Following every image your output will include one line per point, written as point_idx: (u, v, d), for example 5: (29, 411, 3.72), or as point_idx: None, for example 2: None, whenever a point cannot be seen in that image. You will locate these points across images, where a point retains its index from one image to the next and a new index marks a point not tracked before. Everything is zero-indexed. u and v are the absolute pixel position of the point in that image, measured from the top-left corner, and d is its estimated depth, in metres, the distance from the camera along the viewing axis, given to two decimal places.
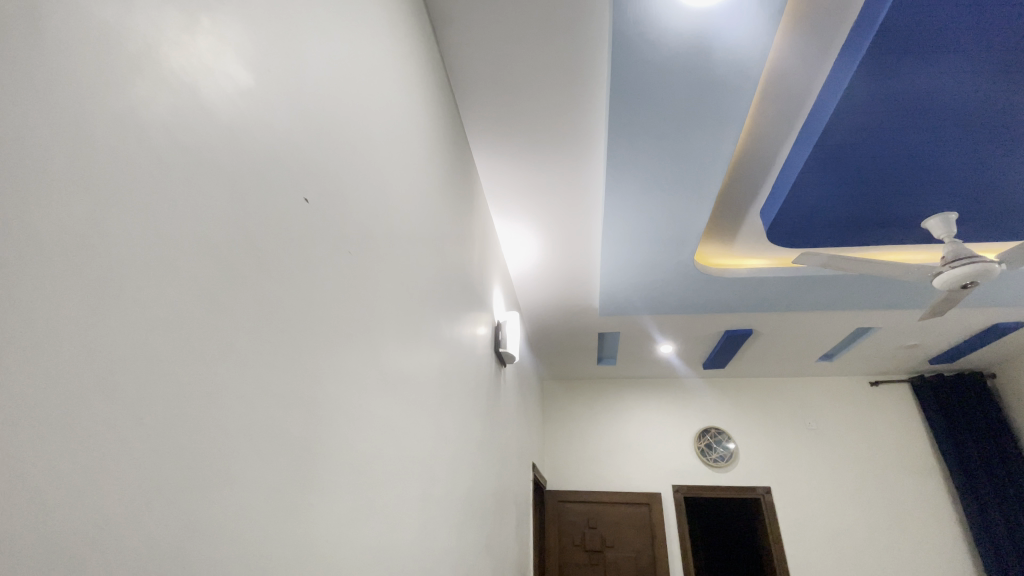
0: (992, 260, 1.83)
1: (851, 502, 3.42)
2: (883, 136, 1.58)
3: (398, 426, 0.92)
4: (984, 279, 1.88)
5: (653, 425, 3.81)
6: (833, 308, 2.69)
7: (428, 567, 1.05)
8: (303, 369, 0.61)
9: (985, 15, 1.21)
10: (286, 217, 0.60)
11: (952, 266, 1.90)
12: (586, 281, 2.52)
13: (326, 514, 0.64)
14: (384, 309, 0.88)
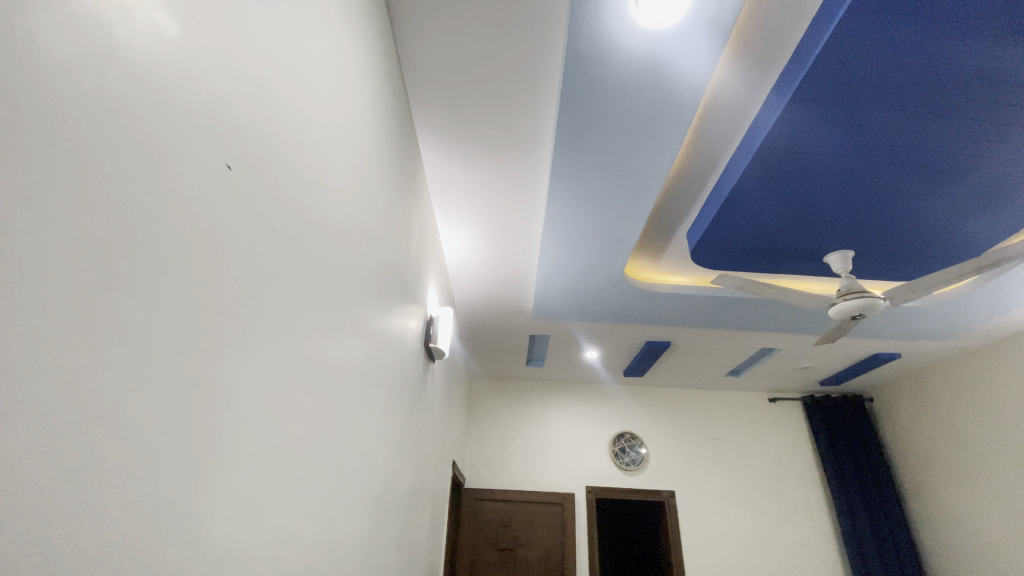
0: (876, 295, 2.05)
1: (743, 507, 3.71)
2: (797, 172, 1.74)
3: (313, 416, 0.88)
4: (868, 312, 2.11)
5: (573, 428, 3.93)
6: (743, 328, 2.91)
7: (333, 561, 1.00)
8: (212, 348, 0.57)
9: (885, 79, 1.38)
10: (205, 184, 0.56)
11: (843, 298, 2.10)
12: (521, 283, 2.55)
13: (224, 506, 0.60)
14: (307, 292, 0.84)
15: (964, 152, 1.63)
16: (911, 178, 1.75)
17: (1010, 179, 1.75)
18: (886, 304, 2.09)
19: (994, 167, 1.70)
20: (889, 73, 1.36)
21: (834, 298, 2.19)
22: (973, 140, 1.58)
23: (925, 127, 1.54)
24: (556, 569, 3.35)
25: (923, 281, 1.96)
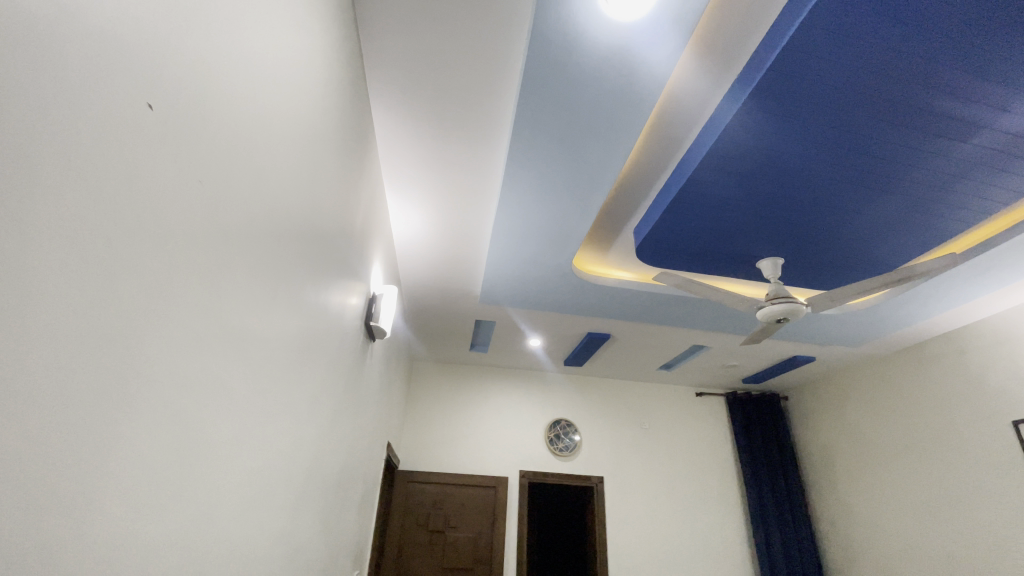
0: (799, 301, 2.19)
1: (665, 494, 3.91)
2: (742, 178, 1.81)
3: (237, 392, 0.81)
4: (791, 316, 2.24)
5: (511, 414, 3.97)
6: (679, 325, 3.04)
7: (251, 544, 0.94)
8: (120, 310, 0.50)
9: (827, 95, 1.45)
10: (123, 123, 0.49)
11: (771, 302, 2.23)
12: (468, 267, 2.52)
13: (133, 490, 0.54)
14: (237, 257, 0.77)
15: (887, 172, 1.75)
16: (841, 193, 1.87)
17: (922, 202, 1.91)
18: (807, 309, 2.24)
19: (911, 190, 1.85)
20: (831, 89, 1.43)
21: (762, 301, 2.31)
22: (896, 162, 1.71)
23: (857, 145, 1.64)
24: (484, 551, 3.39)
25: (841, 291, 2.11)
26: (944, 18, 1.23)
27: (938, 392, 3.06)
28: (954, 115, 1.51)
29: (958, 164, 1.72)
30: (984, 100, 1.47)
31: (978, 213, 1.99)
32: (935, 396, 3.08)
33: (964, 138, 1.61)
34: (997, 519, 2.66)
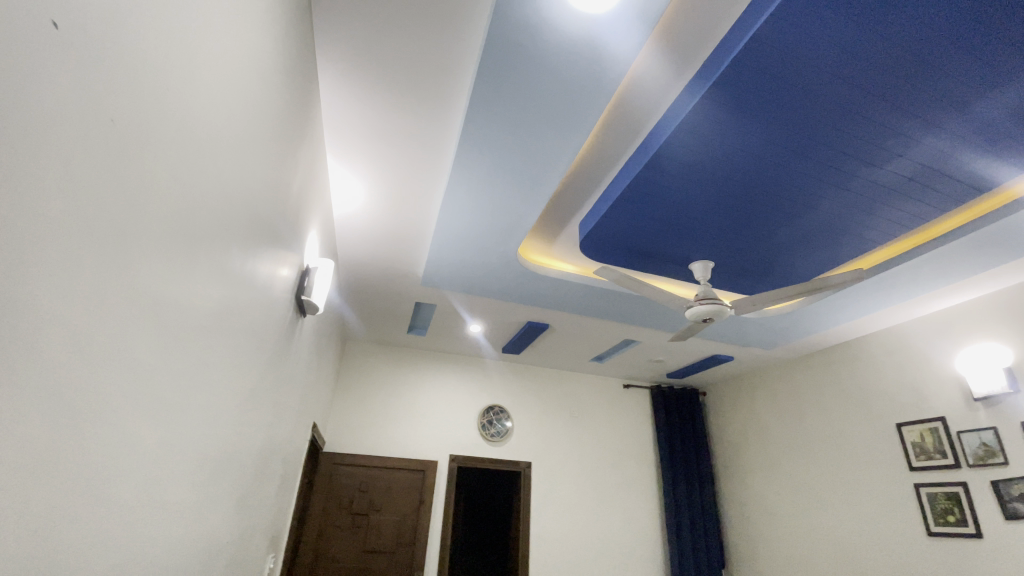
0: (725, 302, 2.29)
1: (589, 481, 4.04)
2: (687, 180, 1.85)
3: (148, 365, 0.73)
4: (717, 317, 2.34)
5: (445, 399, 3.92)
6: (614, 319, 3.12)
7: (156, 531, 0.86)
8: (12, 260, 0.43)
9: (769, 110, 1.52)
10: (16, 38, 0.41)
11: (699, 302, 2.31)
12: (411, 247, 2.43)
13: (18, 472, 0.47)
14: (157, 215, 0.68)
15: (815, 189, 1.87)
16: (773, 205, 1.97)
17: (842, 219, 2.07)
18: (731, 311, 2.35)
19: (833, 207, 1.98)
20: (774, 104, 1.49)
21: (692, 301, 2.40)
22: (823, 180, 1.82)
23: (791, 160, 1.73)
24: (408, 534, 3.35)
25: (763, 297, 2.24)
26: (877, 48, 1.31)
27: (837, 394, 3.37)
28: (877, 141, 1.63)
29: (874, 188, 1.87)
30: (907, 129, 1.58)
31: (887, 235, 2.18)
32: (834, 398, 3.39)
33: (882, 164, 1.74)
34: (875, 508, 2.98)
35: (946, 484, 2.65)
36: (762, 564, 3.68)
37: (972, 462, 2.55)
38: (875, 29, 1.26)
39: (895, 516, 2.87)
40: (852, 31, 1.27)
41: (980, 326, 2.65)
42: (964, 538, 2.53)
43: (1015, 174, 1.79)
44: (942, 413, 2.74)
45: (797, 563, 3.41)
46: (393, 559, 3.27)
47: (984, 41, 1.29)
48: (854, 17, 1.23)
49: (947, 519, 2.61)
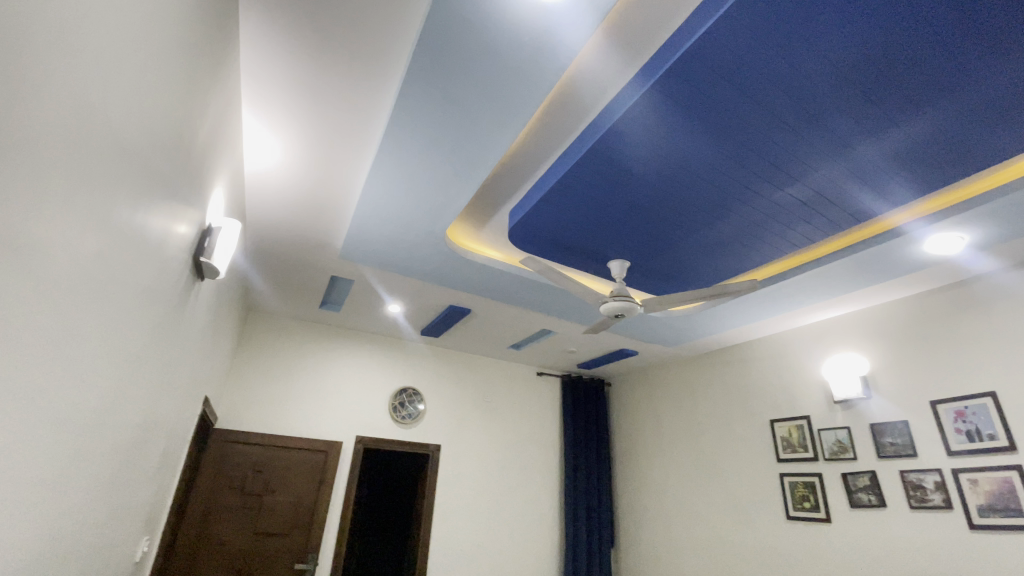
0: (636, 301, 2.41)
1: (496, 465, 4.12)
2: (617, 180, 1.91)
3: (11, 320, 0.62)
4: (627, 314, 2.45)
5: (355, 378, 3.78)
6: (534, 309, 3.17)
7: (13, 512, 0.75)
8: None
9: (693, 123, 1.61)
10: None
11: (612, 297, 2.40)
12: (331, 216, 2.29)
13: None
14: (29, 146, 0.58)
15: (727, 202, 2.02)
16: (688, 214, 2.11)
17: (748, 232, 2.25)
18: (641, 310, 2.47)
19: (739, 222, 2.16)
20: (698, 118, 1.58)
21: (607, 296, 2.48)
22: (733, 195, 1.97)
23: (708, 174, 1.85)
24: (305, 517, 3.21)
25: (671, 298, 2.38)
26: (790, 81, 1.43)
27: (725, 392, 3.70)
28: (781, 166, 1.80)
29: (775, 208, 2.06)
30: (814, 154, 1.73)
31: (781, 251, 2.42)
32: (722, 395, 3.72)
33: (783, 187, 1.92)
34: (747, 494, 3.33)
35: (805, 475, 3.02)
36: (646, 544, 3.98)
37: (827, 456, 2.93)
38: (789, 63, 1.38)
39: (762, 502, 3.23)
40: (770, 61, 1.37)
41: (844, 339, 3.04)
42: (815, 521, 2.90)
43: (885, 209, 2.06)
44: (808, 412, 3.11)
45: (676, 544, 3.72)
46: (286, 542, 3.11)
47: (880, 85, 1.45)
48: (773, 48, 1.34)
49: (804, 505, 2.98)
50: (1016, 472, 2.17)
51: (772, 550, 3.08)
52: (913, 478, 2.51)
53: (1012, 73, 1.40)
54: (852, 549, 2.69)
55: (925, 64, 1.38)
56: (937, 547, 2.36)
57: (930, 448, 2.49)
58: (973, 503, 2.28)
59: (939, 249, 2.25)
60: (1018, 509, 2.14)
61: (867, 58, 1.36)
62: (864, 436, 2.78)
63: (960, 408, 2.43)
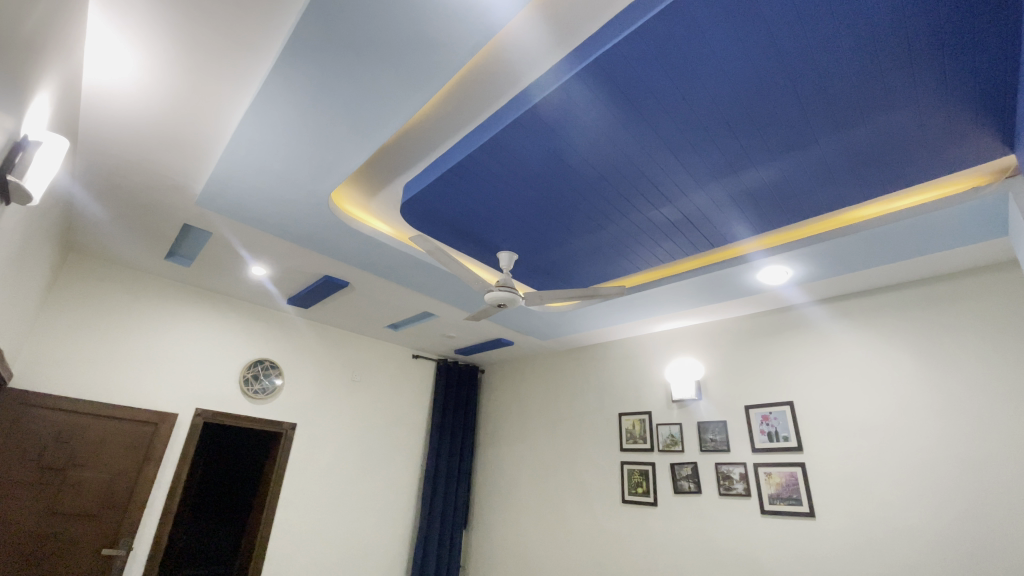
0: (518, 293, 2.47)
1: (355, 445, 3.97)
2: (515, 171, 1.93)
3: None
4: (509, 304, 2.50)
5: (202, 343, 3.35)
6: (416, 289, 3.10)
7: None
8: None
9: (591, 132, 1.69)
10: None
11: (498, 287, 2.43)
12: (194, 155, 1.99)
13: None
14: None
15: (612, 210, 2.15)
16: (576, 218, 2.22)
17: (626, 241, 2.42)
18: (522, 302, 2.54)
19: (618, 232, 2.34)
20: (597, 127, 1.67)
21: (493, 285, 2.51)
22: (617, 206, 2.13)
23: (598, 183, 1.97)
24: (120, 497, 2.78)
25: (550, 293, 2.48)
26: (678, 110, 1.58)
27: (585, 386, 3.99)
28: (660, 185, 1.98)
29: (650, 223, 2.26)
30: (687, 179, 1.92)
31: (650, 263, 2.67)
32: (582, 389, 4.01)
33: (660, 205, 2.11)
34: (592, 480, 3.64)
35: (641, 464, 3.38)
36: (497, 526, 4.15)
37: (661, 448, 3.32)
38: (679, 93, 1.52)
39: (604, 487, 3.55)
40: (663, 87, 1.50)
41: (688, 346, 3.46)
42: (645, 505, 3.27)
43: (735, 239, 2.38)
44: (651, 409, 3.50)
45: (525, 526, 3.94)
46: (93, 526, 2.67)
47: (748, 128, 1.65)
48: (668, 76, 1.46)
49: (637, 490, 3.34)
50: (799, 469, 2.68)
51: (606, 530, 3.41)
52: (725, 470, 2.96)
53: (839, 142, 1.69)
54: (671, 529, 3.09)
55: (784, 118, 1.60)
56: (736, 528, 2.81)
57: (741, 445, 2.95)
58: (766, 492, 2.75)
59: (771, 279, 2.66)
60: (797, 498, 2.65)
61: (739, 104, 1.55)
62: (693, 432, 3.20)
63: (766, 413, 2.91)
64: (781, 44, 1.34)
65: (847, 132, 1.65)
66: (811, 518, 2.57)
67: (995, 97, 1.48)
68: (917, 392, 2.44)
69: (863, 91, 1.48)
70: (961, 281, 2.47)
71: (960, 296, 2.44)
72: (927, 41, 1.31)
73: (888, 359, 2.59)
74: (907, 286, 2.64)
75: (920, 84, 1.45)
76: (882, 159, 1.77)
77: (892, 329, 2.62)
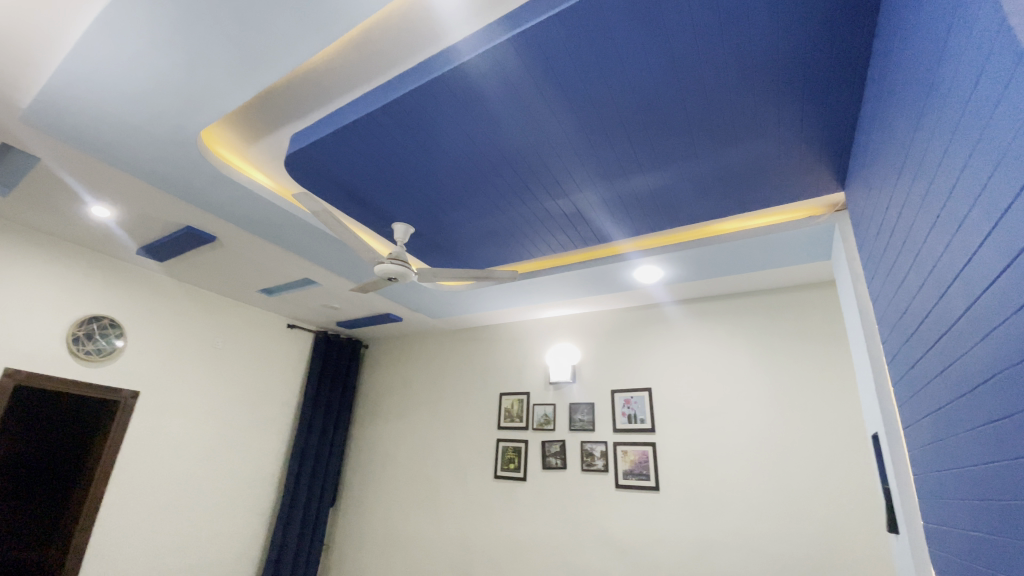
0: (411, 268, 2.36)
1: (210, 418, 3.55)
2: (414, 143, 1.81)
3: None
4: (399, 278, 2.38)
5: (8, 290, 2.69)
6: (296, 253, 2.82)
7: None
8: None
9: (495, 113, 1.64)
10: None
11: (389, 260, 2.30)
12: (23, 59, 1.57)
13: None
14: None
15: (506, 194, 2.13)
16: (474, 198, 2.17)
17: (517, 228, 2.43)
18: (414, 278, 2.44)
19: (515, 217, 2.33)
20: (501, 109, 1.62)
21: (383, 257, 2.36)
22: (513, 192, 2.11)
23: (498, 166, 1.93)
24: None
25: (443, 272, 2.40)
26: (581, 105, 1.59)
27: (469, 366, 4.00)
28: (556, 177, 1.99)
29: (545, 213, 2.28)
30: (579, 174, 1.96)
31: (542, 252, 2.72)
32: (465, 369, 4.01)
33: (556, 197, 2.14)
34: (467, 457, 3.69)
35: (515, 442, 3.50)
36: (366, 504, 4.03)
37: (535, 426, 3.46)
38: (584, 90, 1.52)
39: (478, 465, 3.61)
40: (569, 80, 1.49)
41: (570, 334, 3.62)
42: (514, 480, 3.39)
43: (617, 238, 2.51)
44: (530, 390, 3.62)
45: (395, 503, 3.88)
46: None
47: (640, 136, 1.72)
48: (574, 69, 1.45)
49: (509, 466, 3.45)
50: (650, 448, 2.97)
51: (476, 505, 3.48)
52: (590, 448, 3.17)
53: (716, 160, 1.84)
54: (537, 502, 3.24)
55: (672, 131, 1.69)
56: (594, 501, 3.03)
57: (605, 425, 3.18)
58: (622, 469, 3.01)
59: (648, 277, 2.87)
60: (646, 474, 2.93)
61: (636, 110, 1.60)
62: (565, 413, 3.38)
63: (629, 397, 3.17)
64: (678, 60, 1.40)
65: (725, 152, 1.80)
66: (655, 491, 2.86)
67: (840, 141, 1.70)
68: (753, 386, 2.81)
69: (742, 117, 1.61)
70: (795, 293, 2.88)
71: (797, 307, 2.85)
72: (799, 83, 1.46)
73: (733, 355, 2.94)
74: (756, 294, 3.01)
75: (785, 122, 1.62)
76: (750, 179, 1.97)
77: (739, 331, 2.98)
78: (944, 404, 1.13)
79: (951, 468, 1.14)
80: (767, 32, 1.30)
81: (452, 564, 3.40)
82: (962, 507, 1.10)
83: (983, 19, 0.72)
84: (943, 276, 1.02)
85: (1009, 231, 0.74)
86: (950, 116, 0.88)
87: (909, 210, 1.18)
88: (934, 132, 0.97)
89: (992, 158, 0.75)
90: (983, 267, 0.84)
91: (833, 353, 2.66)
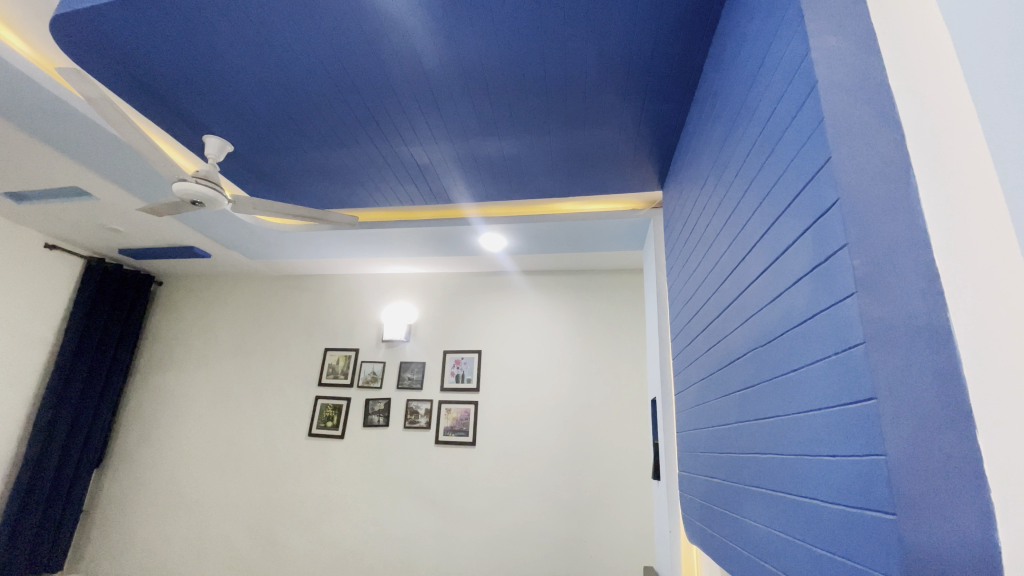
0: (225, 194, 2.01)
1: None
2: (244, 42, 1.50)
3: None
4: (207, 203, 2.01)
5: None
6: (63, 153, 2.18)
7: None
8: None
9: (351, 32, 1.44)
10: None
11: (195, 180, 1.92)
12: None
13: None
14: None
15: (352, 129, 1.92)
16: (315, 126, 1.91)
17: (359, 168, 2.22)
18: (226, 205, 2.08)
19: (361, 157, 2.14)
20: (358, 28, 1.43)
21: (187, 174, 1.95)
22: (360, 128, 1.91)
23: (347, 94, 1.72)
24: None
25: (267, 205, 2.09)
26: (446, 48, 1.48)
27: (292, 316, 3.64)
28: (409, 123, 1.87)
29: (395, 158, 2.13)
30: (432, 124, 1.86)
31: (384, 202, 2.55)
32: (286, 318, 3.64)
33: (409, 142, 2.00)
34: (279, 412, 3.38)
35: (336, 399, 3.31)
36: (144, 463, 3.46)
37: (360, 383, 3.32)
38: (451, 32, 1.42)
39: (290, 421, 3.34)
40: (437, 18, 1.38)
41: (405, 292, 3.52)
42: (331, 437, 3.23)
43: (460, 200, 2.48)
44: (358, 346, 3.44)
45: (184, 462, 3.40)
46: None
47: (500, 96, 1.69)
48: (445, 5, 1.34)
49: (326, 424, 3.27)
50: (472, 406, 3.09)
51: (284, 463, 3.24)
52: (414, 406, 3.17)
53: (564, 139, 1.92)
54: (353, 459, 3.15)
55: (531, 100, 1.70)
56: (412, 457, 3.06)
57: (432, 384, 3.21)
58: (443, 425, 3.09)
59: (491, 245, 2.92)
60: (465, 429, 3.05)
61: (500, 70, 1.56)
62: (393, 371, 3.31)
63: (459, 357, 3.24)
64: (548, 27, 1.38)
65: (576, 132, 1.88)
66: (471, 446, 3.01)
67: (664, 145, 1.92)
68: (568, 354, 3.11)
69: (594, 103, 1.70)
70: (611, 276, 3.23)
71: (610, 288, 3.20)
72: (643, 84, 1.59)
73: (556, 326, 3.20)
74: (579, 273, 3.29)
75: (625, 116, 1.76)
76: (593, 164, 2.10)
77: (562, 303, 3.24)
78: (707, 376, 1.38)
79: (703, 429, 1.41)
80: (628, 23, 1.36)
81: (248, 526, 3.13)
82: (707, 459, 1.37)
83: (790, 52, 0.85)
84: (723, 270, 1.21)
85: (776, 235, 0.90)
86: (751, 132, 1.03)
87: (707, 212, 1.38)
88: (737, 145, 1.12)
89: (776, 173, 0.90)
90: (753, 264, 1.01)
91: (633, 331, 3.08)
